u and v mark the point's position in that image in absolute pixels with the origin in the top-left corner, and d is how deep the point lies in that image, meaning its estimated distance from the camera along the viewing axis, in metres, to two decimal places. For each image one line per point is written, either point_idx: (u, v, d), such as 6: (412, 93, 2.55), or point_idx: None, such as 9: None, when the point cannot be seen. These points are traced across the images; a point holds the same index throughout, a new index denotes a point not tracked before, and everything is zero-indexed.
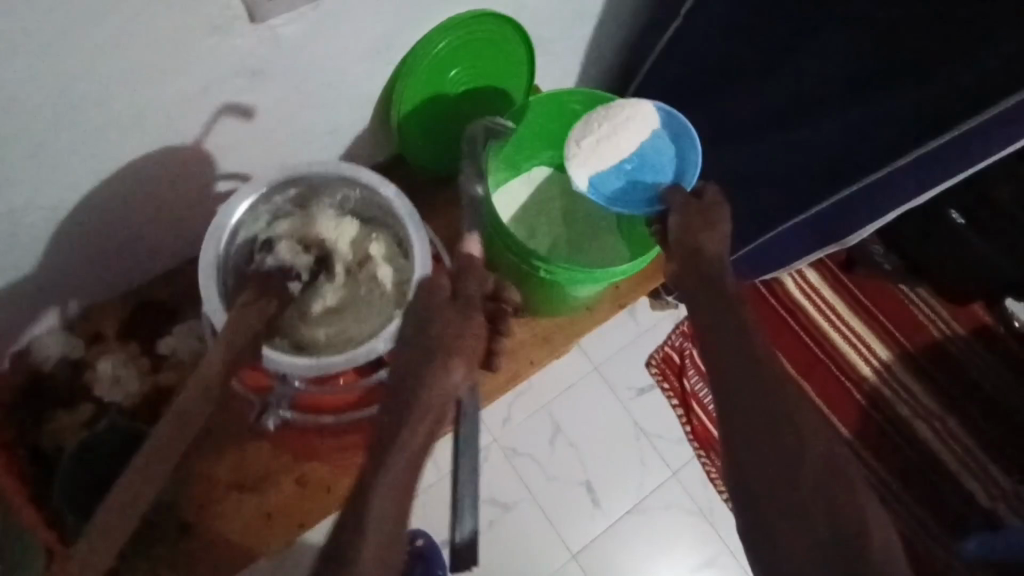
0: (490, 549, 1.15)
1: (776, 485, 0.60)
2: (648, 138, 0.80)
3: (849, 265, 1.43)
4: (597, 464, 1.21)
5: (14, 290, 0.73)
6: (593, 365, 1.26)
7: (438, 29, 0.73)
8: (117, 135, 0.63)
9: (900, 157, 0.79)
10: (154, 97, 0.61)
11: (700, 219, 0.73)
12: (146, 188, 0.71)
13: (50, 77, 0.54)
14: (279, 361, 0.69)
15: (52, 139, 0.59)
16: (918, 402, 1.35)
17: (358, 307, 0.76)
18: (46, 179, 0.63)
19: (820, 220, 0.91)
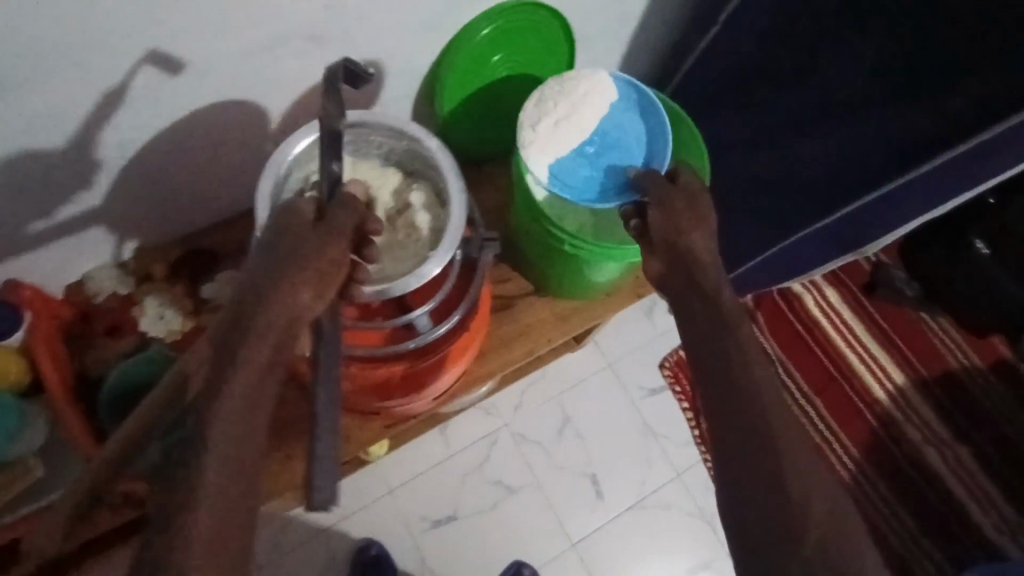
0: (490, 529, 1.17)
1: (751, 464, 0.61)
2: (609, 117, 0.84)
3: (870, 288, 1.43)
4: (603, 458, 1.23)
5: (78, 222, 0.80)
6: (606, 362, 1.29)
7: (483, 16, 0.78)
8: (183, 82, 0.68)
9: (913, 169, 0.82)
10: (218, 49, 0.66)
11: (684, 212, 0.73)
12: (206, 136, 0.77)
13: (128, 20, 0.60)
14: None
15: (127, 80, 0.65)
16: (929, 429, 1.35)
17: (395, 251, 0.75)
18: (119, 117, 0.69)
19: (838, 230, 0.93)
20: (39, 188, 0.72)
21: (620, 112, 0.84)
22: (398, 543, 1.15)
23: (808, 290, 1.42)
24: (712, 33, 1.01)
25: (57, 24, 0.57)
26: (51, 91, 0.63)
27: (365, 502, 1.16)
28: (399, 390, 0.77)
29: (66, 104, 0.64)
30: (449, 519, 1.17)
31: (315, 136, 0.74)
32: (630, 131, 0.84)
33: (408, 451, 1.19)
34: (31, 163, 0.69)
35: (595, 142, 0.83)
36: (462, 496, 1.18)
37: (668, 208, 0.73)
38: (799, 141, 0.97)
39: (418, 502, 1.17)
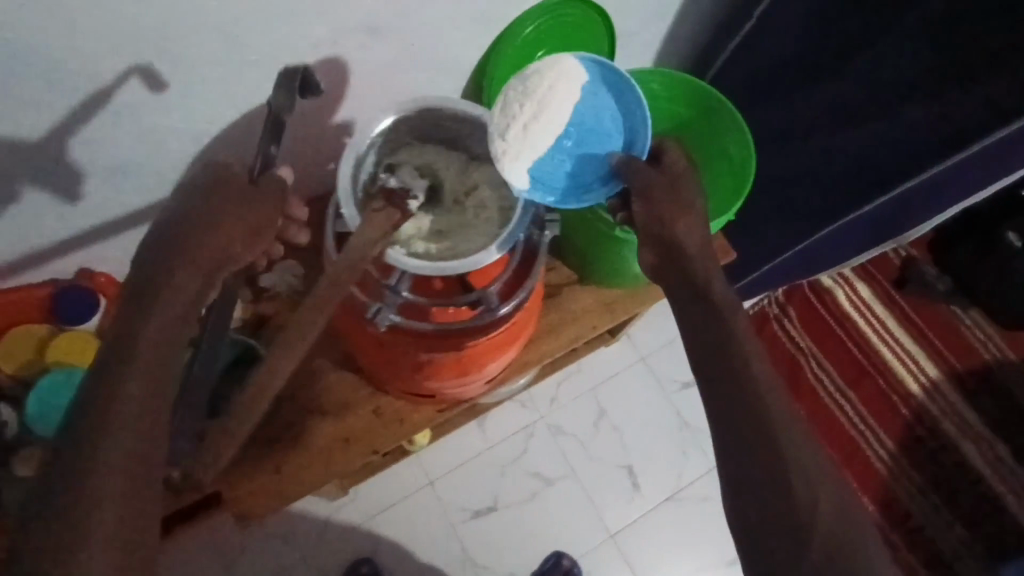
0: (528, 521, 1.19)
1: (751, 459, 0.59)
2: (583, 99, 0.71)
3: (901, 282, 1.42)
4: (638, 451, 1.25)
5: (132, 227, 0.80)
6: (639, 356, 1.30)
7: (529, 13, 0.77)
8: (235, 86, 0.68)
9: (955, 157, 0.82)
10: (267, 52, 0.66)
11: (671, 196, 0.65)
12: (255, 138, 0.77)
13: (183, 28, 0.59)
14: (402, 261, 0.64)
15: (183, 86, 0.66)
16: (964, 421, 1.35)
17: (465, 229, 0.71)
18: (173, 122, 0.68)
19: (879, 218, 0.97)
20: (99, 186, 0.71)
21: (590, 95, 0.71)
22: (438, 533, 1.17)
23: (839, 284, 1.41)
24: (749, 26, 0.99)
25: (120, 20, 0.55)
26: (119, 91, 0.62)
27: (406, 493, 1.18)
28: (460, 369, 0.75)
29: (134, 100, 0.63)
30: (489, 510, 1.19)
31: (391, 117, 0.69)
32: (603, 115, 0.71)
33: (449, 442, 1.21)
34: (99, 163, 0.68)
35: (573, 134, 0.70)
36: (501, 487, 1.20)
37: (651, 195, 0.66)
38: (839, 134, 0.96)
39: (456, 494, 1.18)
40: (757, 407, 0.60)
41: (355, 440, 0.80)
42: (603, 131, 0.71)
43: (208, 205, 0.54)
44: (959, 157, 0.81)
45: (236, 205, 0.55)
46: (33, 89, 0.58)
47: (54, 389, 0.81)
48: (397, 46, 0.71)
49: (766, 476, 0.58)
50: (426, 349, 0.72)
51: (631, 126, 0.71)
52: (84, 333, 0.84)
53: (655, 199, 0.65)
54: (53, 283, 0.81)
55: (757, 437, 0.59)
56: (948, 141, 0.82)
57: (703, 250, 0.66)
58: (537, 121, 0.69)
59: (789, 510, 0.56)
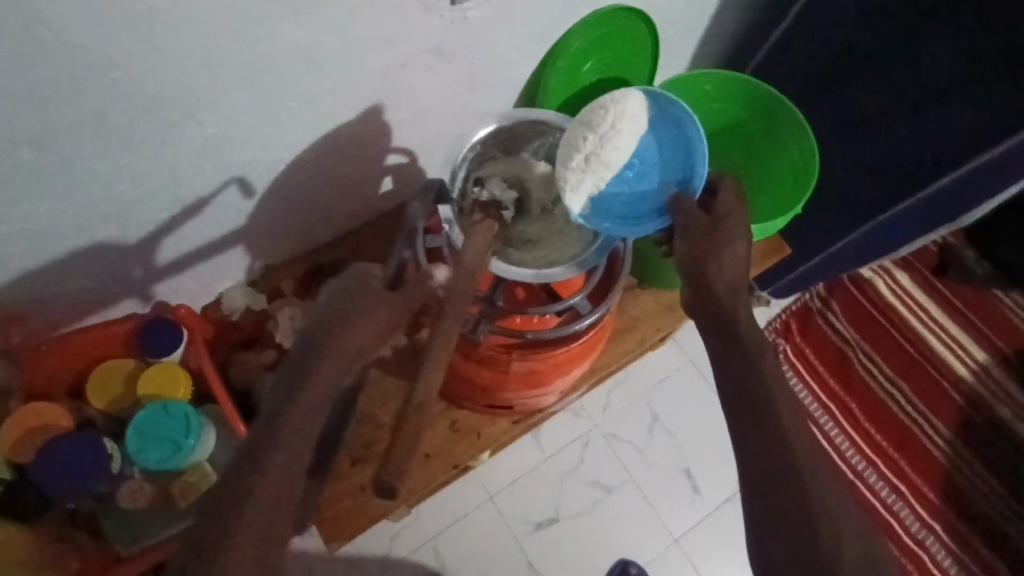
0: (587, 532, 1.17)
1: (771, 496, 0.56)
2: (645, 135, 0.70)
3: (940, 271, 1.38)
4: (696, 452, 1.24)
5: (175, 284, 0.77)
6: (688, 359, 1.28)
7: (579, 26, 0.77)
8: (252, 140, 0.65)
9: (982, 153, 0.79)
10: (280, 100, 0.63)
11: (706, 237, 0.61)
12: (292, 185, 0.75)
13: (192, 94, 0.57)
14: (507, 270, 0.64)
15: (213, 156, 0.64)
16: (1017, 402, 1.30)
17: (557, 236, 0.69)
18: (197, 183, 0.66)
19: (931, 208, 0.89)
20: (191, 217, 0.70)
21: (651, 128, 0.70)
22: (502, 549, 1.15)
23: (879, 274, 1.37)
24: (783, 30, 0.95)
25: (212, 52, 0.55)
26: (203, 122, 0.60)
27: (468, 509, 1.17)
28: (545, 377, 0.76)
29: (219, 130, 0.62)
30: (552, 521, 1.17)
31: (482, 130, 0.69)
32: (664, 150, 0.69)
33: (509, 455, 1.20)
34: (180, 195, 0.66)
35: (634, 166, 0.69)
36: (563, 497, 1.18)
37: (688, 236, 0.62)
38: (880, 134, 0.92)
39: (515, 511, 1.16)
40: (784, 442, 0.56)
41: (435, 455, 0.83)
42: (662, 167, 0.69)
43: (353, 304, 0.51)
44: (990, 158, 0.78)
45: (380, 301, 0.53)
46: (122, 127, 0.56)
47: (150, 422, 0.71)
48: (457, 68, 0.72)
49: (784, 516, 0.55)
50: (518, 356, 0.72)
51: (693, 160, 0.68)
52: (175, 364, 0.76)
53: (686, 237, 0.62)
54: (137, 315, 0.76)
55: (774, 471, 0.56)
56: (986, 137, 0.79)
57: (732, 293, 0.60)
58: (599, 156, 0.67)
59: (813, 553, 0.52)
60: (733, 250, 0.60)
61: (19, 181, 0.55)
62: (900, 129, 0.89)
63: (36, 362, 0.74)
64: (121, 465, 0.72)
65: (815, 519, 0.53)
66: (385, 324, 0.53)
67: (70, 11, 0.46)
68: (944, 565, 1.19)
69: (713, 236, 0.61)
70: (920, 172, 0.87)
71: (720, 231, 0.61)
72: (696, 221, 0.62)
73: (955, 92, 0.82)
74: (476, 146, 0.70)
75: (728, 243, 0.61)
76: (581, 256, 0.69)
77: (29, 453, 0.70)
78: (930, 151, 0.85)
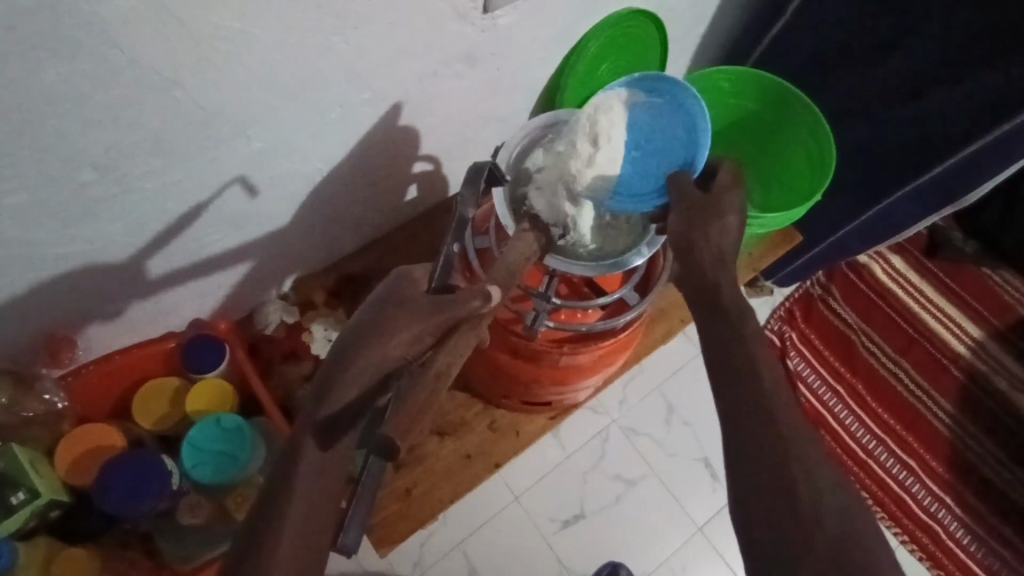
0: (595, 535, 1.02)
1: (750, 463, 0.54)
2: (643, 115, 0.69)
3: (931, 252, 1.34)
4: (717, 442, 1.09)
5: (200, 291, 0.79)
6: (698, 350, 1.14)
7: (596, 28, 0.79)
8: (259, 144, 0.65)
9: (996, 128, 0.80)
10: (281, 105, 0.63)
11: (704, 207, 0.62)
12: (309, 191, 0.76)
13: (196, 106, 0.57)
14: (563, 266, 0.67)
15: (222, 165, 0.65)
16: (1015, 376, 1.25)
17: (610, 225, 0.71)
18: (202, 194, 0.66)
19: (935, 184, 0.90)
20: (200, 223, 0.69)
21: (648, 108, 0.70)
22: (530, 550, 0.99)
23: (874, 258, 1.33)
24: (779, 25, 0.99)
25: (264, 67, 0.58)
26: (250, 137, 0.64)
27: (490, 513, 1.00)
28: (591, 369, 0.79)
29: (263, 145, 0.66)
30: (578, 518, 1.02)
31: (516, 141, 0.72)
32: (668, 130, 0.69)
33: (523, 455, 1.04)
34: (223, 212, 0.70)
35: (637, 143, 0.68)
36: (584, 493, 1.03)
37: (686, 210, 0.63)
38: (870, 122, 0.95)
39: (519, 519, 1.01)
40: (779, 415, 0.54)
41: (477, 456, 0.98)
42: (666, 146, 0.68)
43: (390, 314, 0.56)
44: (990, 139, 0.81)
45: (407, 312, 0.56)
46: (170, 147, 0.59)
47: (203, 438, 0.75)
48: (482, 73, 0.76)
49: (767, 483, 0.53)
50: (569, 349, 0.74)
51: (697, 142, 0.68)
52: (218, 380, 0.79)
53: (685, 212, 0.62)
54: (177, 334, 0.81)
55: (761, 441, 0.54)
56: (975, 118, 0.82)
57: (715, 263, 0.61)
58: (606, 134, 0.66)
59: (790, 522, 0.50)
60: (723, 224, 0.62)
61: (81, 201, 0.59)
62: (888, 115, 0.93)
63: (84, 385, 0.78)
64: (178, 481, 0.75)
65: (803, 496, 0.51)
66: (413, 335, 0.55)
67: (147, 37, 0.50)
68: (960, 537, 1.14)
69: (704, 211, 0.62)
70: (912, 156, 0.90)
71: (714, 207, 0.62)
72: (692, 197, 0.63)
73: (938, 78, 0.86)
74: (524, 146, 0.72)
75: (720, 217, 0.62)
76: (634, 247, 0.70)
77: (86, 476, 0.74)
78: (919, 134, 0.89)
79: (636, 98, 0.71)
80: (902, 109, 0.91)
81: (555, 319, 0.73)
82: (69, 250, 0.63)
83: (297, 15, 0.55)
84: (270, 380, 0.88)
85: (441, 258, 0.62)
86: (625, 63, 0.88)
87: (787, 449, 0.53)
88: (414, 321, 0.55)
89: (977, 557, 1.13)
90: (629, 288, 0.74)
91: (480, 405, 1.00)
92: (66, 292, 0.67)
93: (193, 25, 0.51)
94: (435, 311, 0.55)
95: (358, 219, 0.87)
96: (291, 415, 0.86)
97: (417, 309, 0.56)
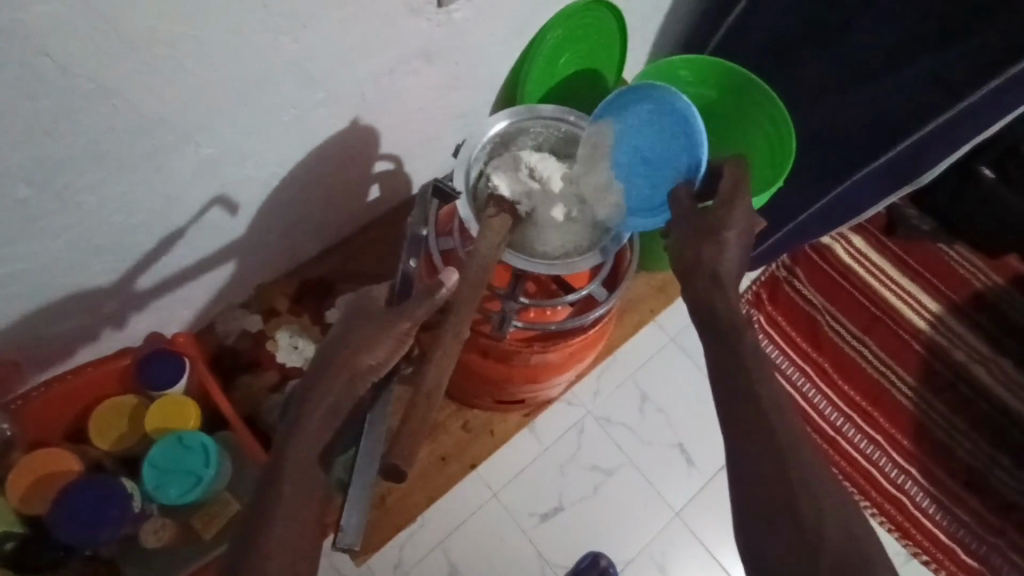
0: (574, 527, 1.02)
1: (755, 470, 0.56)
2: (642, 127, 0.70)
3: (890, 230, 1.37)
4: (691, 427, 1.10)
5: (158, 302, 0.76)
6: (669, 337, 1.15)
7: (552, 21, 0.78)
8: (212, 149, 0.63)
9: (953, 106, 0.81)
10: (230, 107, 0.60)
11: (705, 222, 0.62)
12: (267, 197, 0.74)
13: (143, 112, 0.55)
14: (525, 264, 0.66)
15: (173, 174, 0.62)
16: (973, 347, 1.29)
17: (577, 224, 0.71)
18: (155, 204, 0.64)
19: (893, 166, 0.90)
20: (154, 232, 0.67)
21: (645, 118, 0.70)
22: (510, 546, 0.99)
23: (836, 239, 1.35)
24: (735, 12, 1.00)
25: (210, 71, 0.56)
26: (199, 143, 0.61)
27: (469, 511, 1.00)
28: (563, 366, 0.79)
29: (214, 150, 0.63)
30: (557, 510, 1.02)
31: (489, 131, 0.71)
32: (666, 142, 0.69)
33: (499, 453, 1.03)
34: (178, 221, 0.67)
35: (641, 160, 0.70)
36: (562, 486, 1.03)
37: (686, 229, 0.62)
38: (825, 105, 0.97)
39: (497, 517, 1.00)
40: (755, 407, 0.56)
41: (451, 458, 1.00)
42: (667, 156, 0.69)
43: (357, 328, 0.56)
44: (946, 118, 0.82)
45: (373, 322, 0.56)
46: (117, 156, 0.57)
47: (166, 459, 0.72)
48: (441, 69, 0.74)
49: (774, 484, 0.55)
50: (540, 348, 0.74)
51: (696, 143, 0.67)
52: (180, 396, 0.76)
53: (687, 231, 0.62)
54: (132, 349, 0.78)
55: (763, 452, 0.56)
56: (927, 100, 0.84)
57: (709, 283, 0.60)
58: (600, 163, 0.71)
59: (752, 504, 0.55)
60: (721, 244, 0.60)
61: (23, 217, 0.56)
62: (842, 98, 0.94)
63: (36, 409, 0.75)
64: (141, 504, 0.72)
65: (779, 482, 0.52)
66: (386, 347, 0.55)
67: (81, 44, 0.47)
68: (927, 508, 1.17)
69: (703, 232, 0.61)
70: (870, 140, 0.92)
71: (713, 227, 0.61)
72: (695, 216, 0.63)
73: (891, 62, 0.88)
74: (491, 143, 0.71)
75: (719, 237, 0.60)
76: (598, 246, 0.70)
77: (42, 502, 0.71)
78: (876, 117, 0.90)
79: (635, 107, 0.70)
80: (857, 94, 0.93)
81: (524, 318, 0.72)
82: (9, 271, 0.60)
83: (239, 14, 0.53)
84: (233, 392, 0.85)
85: (399, 277, 0.64)
86: (586, 55, 0.87)
87: (790, 460, 0.56)
88: (386, 332, 0.55)
89: (943, 526, 1.17)
90: (597, 284, 0.73)
91: (455, 406, 1.02)
92: (12, 312, 0.64)
93: (132, 29, 0.49)
94: (395, 316, 0.56)
95: (319, 221, 0.85)
96: (258, 427, 0.84)
97: (380, 319, 0.56)
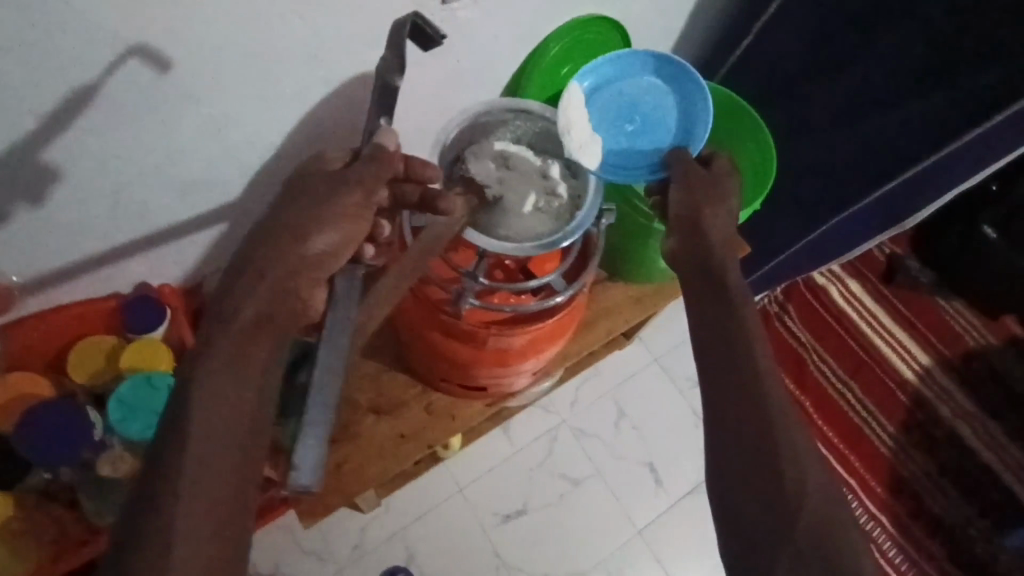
0: (535, 535, 1.03)
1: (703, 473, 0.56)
2: (646, 96, 0.82)
3: (887, 277, 1.37)
4: (665, 448, 1.11)
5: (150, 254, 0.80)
6: (652, 357, 1.16)
7: (554, 33, 0.84)
8: (210, 110, 0.67)
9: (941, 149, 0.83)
10: (231, 71, 0.64)
11: (705, 194, 0.71)
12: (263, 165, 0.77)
13: (144, 63, 0.59)
14: (483, 241, 0.69)
15: (172, 131, 0.66)
16: (958, 403, 1.29)
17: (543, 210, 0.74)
18: (150, 155, 0.68)
19: (883, 206, 0.93)
20: (150, 184, 0.71)
21: (649, 89, 0.83)
22: (468, 541, 1.01)
23: (830, 280, 1.36)
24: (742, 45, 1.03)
25: (214, 32, 0.60)
26: (199, 102, 0.65)
27: (433, 504, 1.02)
28: (522, 355, 0.80)
29: (214, 112, 0.67)
30: (519, 513, 1.03)
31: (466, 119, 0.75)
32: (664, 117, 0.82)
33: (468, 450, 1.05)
34: (173, 176, 0.71)
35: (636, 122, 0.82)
36: (529, 490, 1.05)
37: (688, 186, 0.72)
38: (822, 142, 0.98)
39: (458, 511, 1.02)
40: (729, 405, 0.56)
41: None
42: (661, 129, 0.82)
43: (301, 209, 0.57)
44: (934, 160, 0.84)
45: (317, 202, 0.58)
46: (116, 102, 0.61)
47: (132, 395, 0.77)
48: (443, 63, 0.78)
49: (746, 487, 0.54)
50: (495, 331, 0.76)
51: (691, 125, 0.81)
52: (155, 340, 0.81)
53: (692, 191, 0.71)
54: (119, 294, 0.81)
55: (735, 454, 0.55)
56: (916, 142, 0.86)
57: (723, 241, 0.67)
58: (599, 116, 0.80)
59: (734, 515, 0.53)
60: (726, 207, 0.70)
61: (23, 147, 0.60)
62: (837, 136, 0.96)
63: (20, 337, 0.79)
64: (102, 434, 0.77)
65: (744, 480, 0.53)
66: (340, 223, 0.58)
67: None
68: (892, 555, 1.17)
69: (710, 194, 0.71)
70: (862, 177, 0.93)
71: (718, 194, 0.71)
72: (698, 181, 0.72)
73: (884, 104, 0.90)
74: (468, 131, 0.76)
75: (724, 200, 0.70)
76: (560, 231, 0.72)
77: (11, 420, 0.76)
78: (867, 154, 0.92)
79: (644, 78, 0.83)
80: (849, 132, 0.95)
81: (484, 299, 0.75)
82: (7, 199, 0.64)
83: None
84: None
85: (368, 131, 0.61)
86: None
87: None
88: (335, 210, 0.58)
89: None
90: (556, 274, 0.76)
91: None
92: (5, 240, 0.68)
93: None
94: (344, 189, 0.58)
95: None
96: None
97: (332, 201, 0.58)
